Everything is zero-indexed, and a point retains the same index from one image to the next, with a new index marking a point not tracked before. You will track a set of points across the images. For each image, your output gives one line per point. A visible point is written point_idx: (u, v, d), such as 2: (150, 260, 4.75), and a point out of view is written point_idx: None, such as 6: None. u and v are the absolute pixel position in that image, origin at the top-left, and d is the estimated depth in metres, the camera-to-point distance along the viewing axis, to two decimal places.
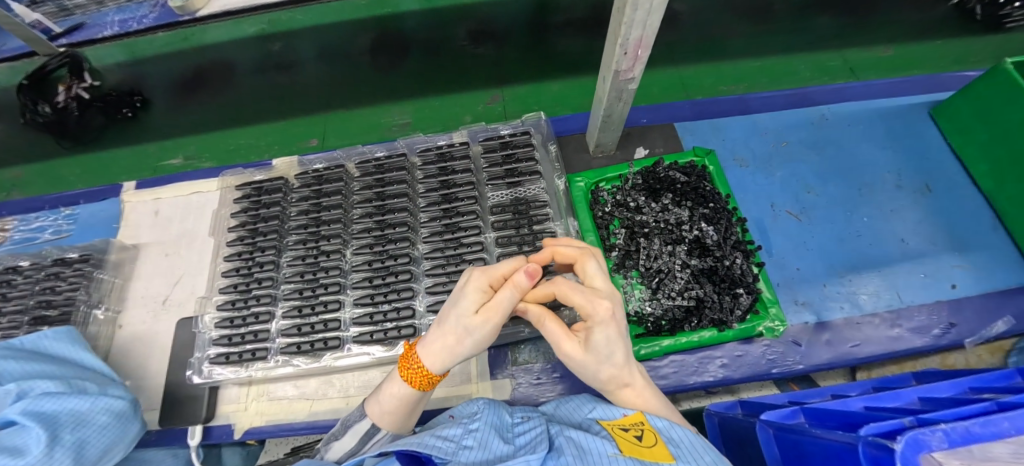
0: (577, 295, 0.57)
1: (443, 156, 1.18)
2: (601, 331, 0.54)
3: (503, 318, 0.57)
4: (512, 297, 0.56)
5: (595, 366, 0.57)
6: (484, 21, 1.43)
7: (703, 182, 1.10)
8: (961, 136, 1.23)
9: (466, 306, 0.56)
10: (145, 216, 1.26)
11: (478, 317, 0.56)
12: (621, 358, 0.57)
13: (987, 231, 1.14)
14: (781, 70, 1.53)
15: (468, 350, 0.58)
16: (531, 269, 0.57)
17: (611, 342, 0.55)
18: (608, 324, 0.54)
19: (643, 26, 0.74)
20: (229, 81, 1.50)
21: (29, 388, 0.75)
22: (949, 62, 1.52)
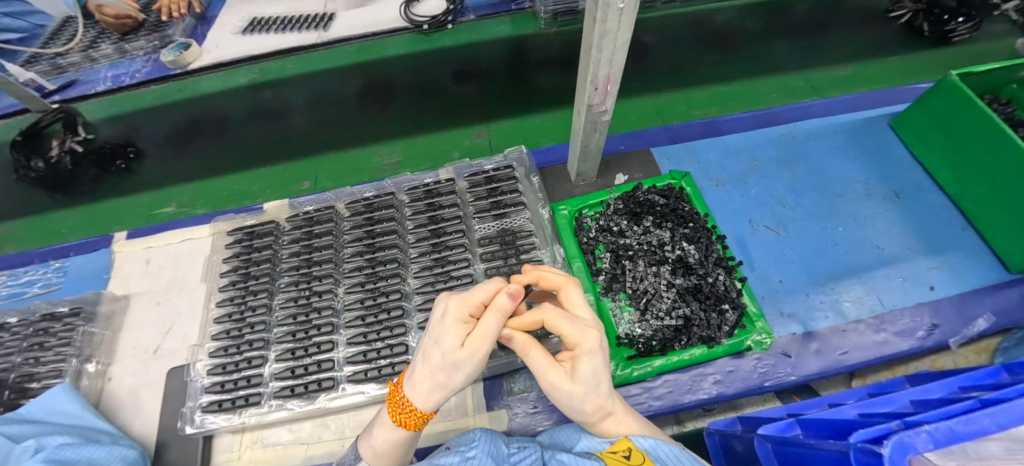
0: (564, 324, 0.60)
1: (430, 193, 1.22)
2: (589, 361, 0.58)
3: (490, 345, 0.59)
4: (496, 322, 0.59)
5: (580, 398, 0.59)
6: (467, 63, 1.47)
7: (682, 204, 1.14)
8: (921, 144, 1.30)
9: (451, 341, 0.57)
10: (136, 266, 1.26)
11: (465, 349, 0.57)
12: (605, 387, 0.60)
13: (957, 233, 1.18)
14: (746, 94, 1.63)
15: (461, 383, 0.59)
16: (512, 289, 0.60)
17: (597, 371, 0.58)
18: (595, 352, 0.58)
19: (609, 64, 0.79)
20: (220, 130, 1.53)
21: (47, 443, 0.82)
22: (904, 78, 1.61)
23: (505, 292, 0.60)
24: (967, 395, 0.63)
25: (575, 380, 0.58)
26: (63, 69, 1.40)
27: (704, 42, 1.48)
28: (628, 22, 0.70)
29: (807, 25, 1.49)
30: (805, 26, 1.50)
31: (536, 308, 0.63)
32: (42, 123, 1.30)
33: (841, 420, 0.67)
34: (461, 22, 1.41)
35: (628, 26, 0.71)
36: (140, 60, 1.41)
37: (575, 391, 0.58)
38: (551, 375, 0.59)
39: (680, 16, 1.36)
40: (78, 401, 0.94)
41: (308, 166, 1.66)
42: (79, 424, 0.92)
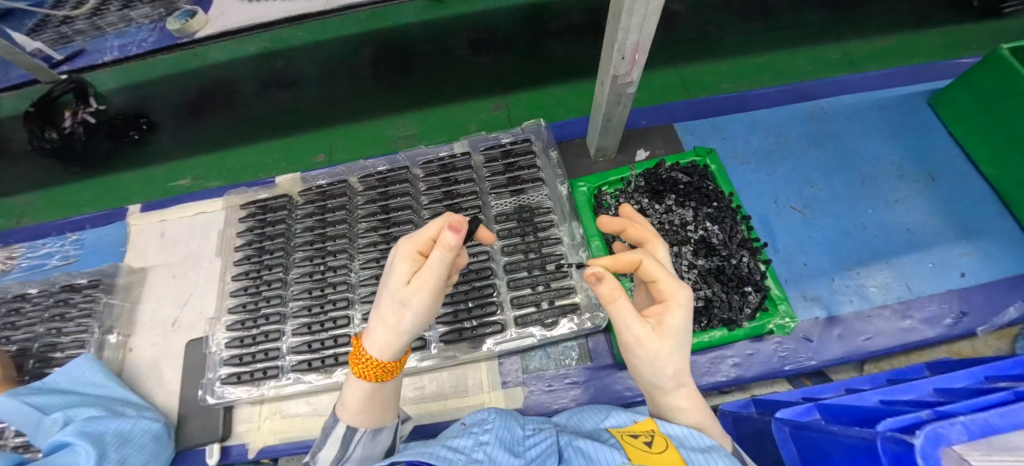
0: (660, 270, 0.55)
1: (445, 167, 1.19)
2: (681, 314, 0.54)
3: (438, 281, 0.54)
4: (440, 258, 0.52)
5: (666, 359, 0.53)
6: (484, 31, 1.41)
7: (706, 182, 1.10)
8: (961, 122, 1.23)
9: (397, 278, 0.55)
10: (151, 238, 1.26)
11: (410, 286, 0.54)
12: (686, 352, 0.55)
13: (992, 217, 1.13)
14: (776, 65, 1.54)
15: (414, 324, 0.55)
16: (455, 221, 0.51)
17: (685, 331, 0.54)
18: (687, 305, 0.54)
19: (640, 31, 0.74)
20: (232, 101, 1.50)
21: (74, 415, 0.83)
22: (946, 50, 1.51)
23: (448, 224, 0.51)
24: (995, 385, 0.62)
25: (665, 334, 0.53)
26: (69, 37, 1.37)
27: (734, 9, 1.39)
28: None
29: None
30: None
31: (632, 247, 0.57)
32: (52, 94, 1.33)
33: (861, 406, 0.66)
34: None
35: None
36: (146, 29, 1.36)
37: (663, 348, 0.52)
38: (637, 328, 0.52)
39: None
40: (102, 371, 0.96)
41: (321, 139, 1.62)
42: (105, 395, 0.94)
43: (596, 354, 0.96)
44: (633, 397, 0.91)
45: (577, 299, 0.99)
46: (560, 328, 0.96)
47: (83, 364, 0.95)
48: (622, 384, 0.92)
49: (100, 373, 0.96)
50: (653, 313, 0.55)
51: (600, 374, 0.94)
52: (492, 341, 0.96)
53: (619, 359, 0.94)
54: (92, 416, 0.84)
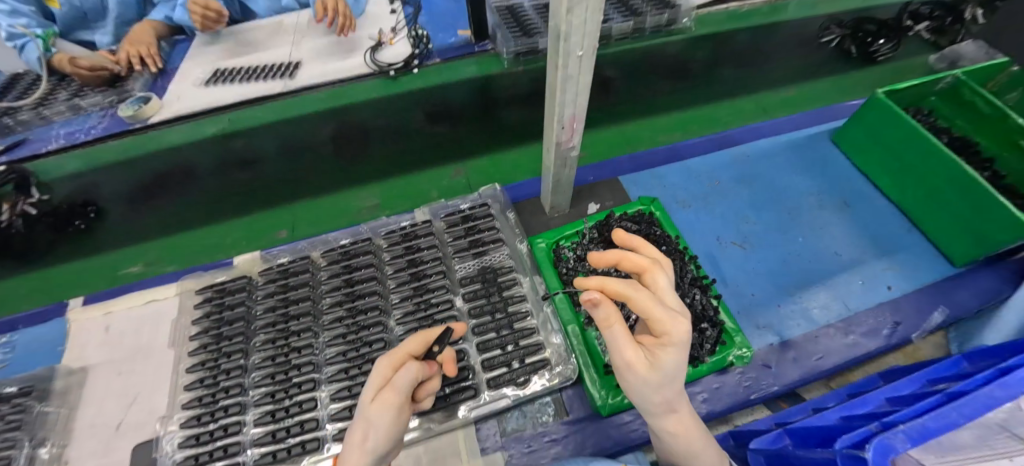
0: (656, 310, 0.61)
1: (407, 236, 1.22)
2: (674, 353, 0.60)
3: (400, 395, 0.65)
4: (405, 375, 0.66)
5: (652, 387, 0.62)
6: (440, 104, 1.51)
7: (653, 228, 1.18)
8: (861, 156, 1.41)
9: (366, 394, 0.66)
10: (95, 334, 1.18)
11: (374, 401, 0.64)
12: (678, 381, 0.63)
13: (904, 236, 1.27)
14: (703, 118, 1.74)
15: (379, 442, 0.63)
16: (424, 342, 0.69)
17: (678, 365, 0.61)
18: (683, 342, 0.60)
19: (574, 105, 0.83)
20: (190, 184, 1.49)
21: None
22: (842, 95, 1.75)
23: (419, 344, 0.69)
24: (934, 387, 0.69)
25: (655, 368, 0.61)
26: (11, 129, 1.35)
27: (661, 72, 1.57)
28: (588, 66, 0.75)
29: (749, 54, 1.62)
30: (748, 54, 1.62)
31: (630, 284, 0.63)
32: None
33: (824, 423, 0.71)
34: (426, 65, 1.45)
35: (589, 71, 0.76)
36: (96, 115, 1.37)
37: (649, 378, 0.62)
38: (629, 356, 0.62)
39: (635, 51, 1.45)
40: None
41: (285, 216, 1.62)
42: None
43: (571, 407, 0.97)
44: (613, 447, 0.92)
45: (547, 354, 1.01)
46: (532, 386, 0.97)
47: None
48: (601, 434, 0.93)
49: None
50: (647, 344, 0.64)
51: (578, 428, 0.95)
52: (466, 407, 0.95)
53: (595, 410, 0.95)
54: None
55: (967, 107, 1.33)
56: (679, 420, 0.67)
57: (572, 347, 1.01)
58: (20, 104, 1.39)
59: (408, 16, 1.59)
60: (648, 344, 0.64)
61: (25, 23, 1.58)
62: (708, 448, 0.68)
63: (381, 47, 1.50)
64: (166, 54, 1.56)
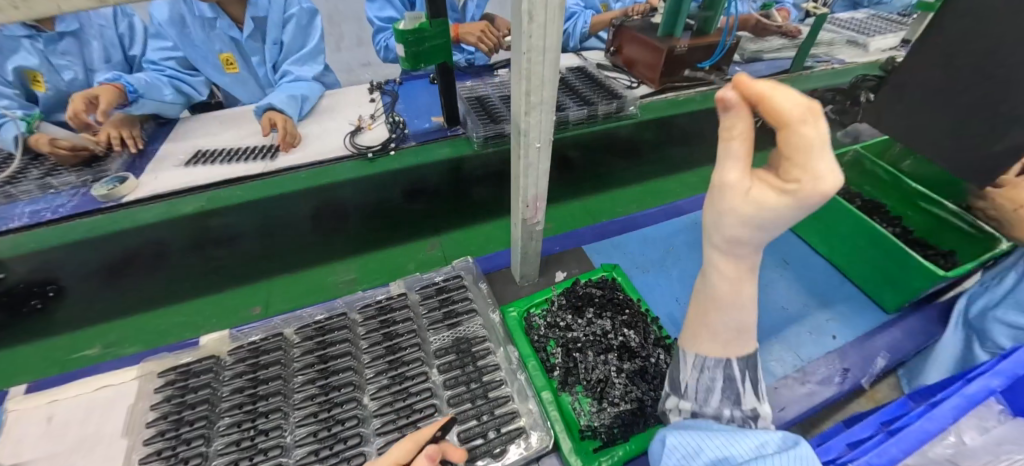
0: (806, 161, 0.54)
1: (383, 309, 1.25)
2: (782, 202, 0.58)
3: None
4: None
5: (731, 219, 0.64)
6: (417, 183, 1.62)
7: (616, 292, 1.26)
8: (793, 221, 1.58)
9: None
10: (35, 425, 1.09)
11: None
12: (762, 229, 0.64)
13: (841, 290, 1.40)
14: (655, 191, 1.93)
15: None
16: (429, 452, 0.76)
17: (777, 214, 0.60)
18: (818, 184, 0.54)
19: (536, 187, 0.94)
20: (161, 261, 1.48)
21: None
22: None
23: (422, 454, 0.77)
24: (879, 428, 0.84)
25: (755, 205, 0.61)
26: None
27: (615, 151, 1.77)
28: (546, 154, 0.87)
29: (689, 136, 1.86)
30: (688, 135, 1.85)
31: (786, 121, 0.55)
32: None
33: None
34: (403, 147, 1.58)
35: (547, 158, 0.88)
36: (67, 195, 1.37)
37: (736, 208, 0.63)
38: (731, 178, 0.62)
39: (591, 135, 1.64)
40: None
41: (262, 290, 1.67)
42: None
43: None
44: None
45: (522, 422, 1.02)
46: (509, 456, 0.96)
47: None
48: None
49: None
50: (763, 183, 0.61)
51: None
52: None
53: None
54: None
55: (871, 175, 1.56)
56: (732, 265, 0.72)
57: (546, 414, 1.02)
58: None
59: (386, 105, 1.76)
60: (761, 179, 0.62)
61: (8, 106, 1.68)
62: (747, 306, 0.78)
63: (360, 132, 1.64)
64: (147, 136, 1.63)
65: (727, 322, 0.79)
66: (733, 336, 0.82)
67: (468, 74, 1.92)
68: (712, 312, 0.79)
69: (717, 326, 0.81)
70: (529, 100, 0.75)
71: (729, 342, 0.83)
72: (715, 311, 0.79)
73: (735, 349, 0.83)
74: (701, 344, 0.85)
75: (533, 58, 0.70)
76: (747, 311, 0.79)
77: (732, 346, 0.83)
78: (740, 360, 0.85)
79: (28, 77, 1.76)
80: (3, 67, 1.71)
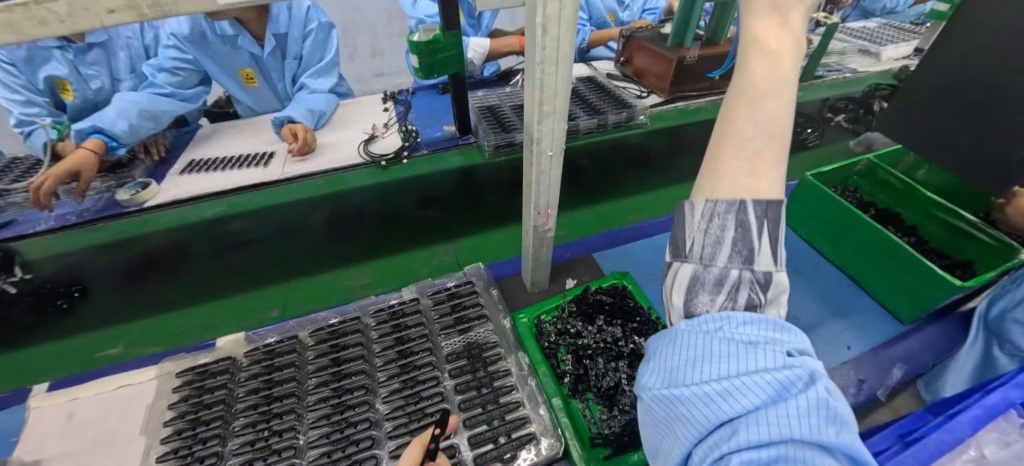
0: None
1: (395, 314, 1.27)
2: None
3: None
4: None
5: None
6: (430, 190, 1.65)
7: (627, 300, 1.27)
8: (805, 230, 1.57)
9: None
10: (55, 422, 1.11)
11: None
12: None
13: (854, 300, 1.39)
14: None
15: None
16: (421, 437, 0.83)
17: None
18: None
19: (548, 194, 0.96)
20: (181, 264, 1.53)
21: None
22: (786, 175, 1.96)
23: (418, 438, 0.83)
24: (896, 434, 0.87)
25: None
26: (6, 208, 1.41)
27: (625, 160, 1.78)
28: (558, 163, 0.89)
29: (700, 145, 1.86)
30: (699, 143, 1.85)
31: None
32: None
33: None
34: (415, 155, 1.61)
35: (558, 166, 0.89)
36: (93, 198, 1.47)
37: None
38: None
39: (601, 143, 1.66)
40: None
41: None
42: None
43: None
44: None
45: (532, 428, 1.02)
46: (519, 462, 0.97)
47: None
48: None
49: None
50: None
51: None
52: None
53: None
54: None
55: (885, 185, 1.55)
56: (771, 34, 0.56)
57: (557, 421, 1.03)
58: (15, 188, 1.44)
59: (399, 114, 1.80)
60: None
61: (37, 113, 1.78)
62: (784, 104, 0.55)
63: (374, 140, 1.68)
64: (169, 142, 1.69)
65: (760, 122, 0.55)
66: (764, 161, 0.55)
67: (479, 85, 1.96)
68: (743, 107, 0.56)
69: (740, 135, 0.55)
70: (542, 109, 0.77)
71: (758, 168, 0.55)
72: (739, 107, 0.56)
73: (762, 180, 0.54)
74: (728, 176, 0.55)
75: (547, 69, 0.71)
76: (785, 107, 0.55)
77: (758, 180, 0.54)
78: (766, 198, 0.53)
79: (58, 85, 1.85)
80: (36, 75, 1.81)
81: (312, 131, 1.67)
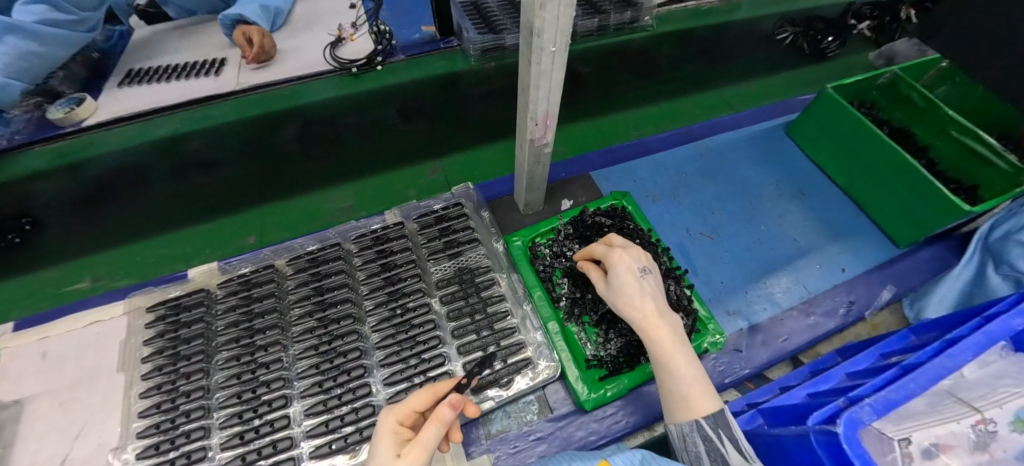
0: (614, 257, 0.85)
1: (379, 239, 1.18)
2: (615, 270, 0.84)
3: (428, 454, 0.61)
4: (437, 433, 0.61)
5: (614, 301, 0.83)
6: (412, 101, 1.47)
7: (626, 222, 1.19)
8: (813, 147, 1.47)
9: (388, 451, 0.62)
10: (29, 362, 1.06)
11: (400, 459, 0.60)
12: (631, 290, 0.81)
13: (853, 219, 1.35)
14: (670, 112, 1.79)
15: None
16: (454, 399, 0.63)
17: (622, 280, 0.82)
18: (618, 265, 0.84)
19: (547, 101, 0.82)
20: (140, 190, 1.38)
21: None
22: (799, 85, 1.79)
23: (448, 401, 0.64)
24: (886, 361, 0.87)
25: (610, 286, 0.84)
26: None
27: (628, 68, 1.60)
28: (560, 64, 0.74)
29: (712, 49, 1.66)
30: (711, 50, 1.67)
31: (603, 250, 0.90)
32: None
33: (807, 408, 0.81)
34: (390, 62, 1.41)
35: (561, 66, 0.75)
36: (19, 118, 1.21)
37: (609, 293, 0.85)
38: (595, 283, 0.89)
39: (604, 47, 1.46)
40: None
41: (251, 220, 1.53)
42: None
43: (555, 404, 0.97)
44: (597, 440, 0.93)
45: (528, 353, 1.01)
46: (515, 385, 0.97)
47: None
48: (584, 426, 0.95)
49: None
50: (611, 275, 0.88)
51: (563, 423, 0.95)
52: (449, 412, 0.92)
53: (579, 404, 0.96)
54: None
55: (903, 99, 1.44)
56: (652, 327, 0.78)
57: (553, 344, 1.01)
58: None
59: (369, 11, 1.54)
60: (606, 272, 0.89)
61: None
62: (682, 358, 0.75)
63: (341, 43, 1.44)
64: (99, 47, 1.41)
65: (676, 380, 0.74)
66: (693, 395, 0.72)
67: None
68: (662, 375, 0.76)
69: (672, 393, 0.75)
70: None
71: (692, 402, 0.71)
72: (657, 374, 0.77)
73: (697, 406, 0.71)
74: (678, 413, 0.73)
75: None
76: (688, 361, 0.75)
77: (696, 409, 0.71)
78: (708, 417, 0.69)
79: None
80: None
81: (270, 36, 1.41)
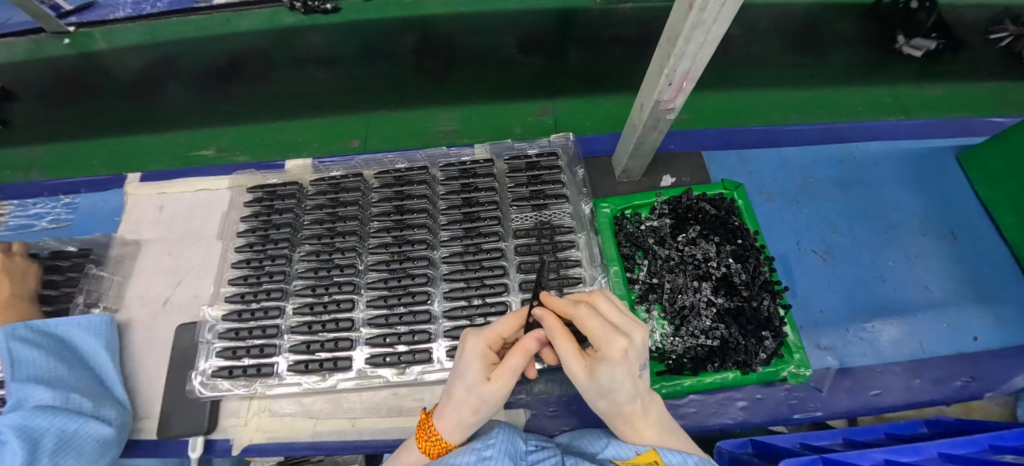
0: (614, 353, 0.54)
1: (466, 173, 1.15)
2: (610, 370, 0.54)
3: (515, 378, 0.59)
4: (522, 362, 0.60)
5: (593, 393, 0.59)
6: (530, 28, 1.41)
7: (732, 217, 1.07)
8: (988, 184, 1.20)
9: (477, 375, 0.58)
10: (149, 211, 1.19)
11: (493, 383, 0.58)
12: (622, 394, 0.57)
13: (1009, 283, 1.11)
14: (829, 100, 1.48)
15: (482, 417, 0.60)
16: (540, 334, 0.62)
17: (620, 381, 0.55)
18: (617, 365, 0.54)
19: (693, 59, 0.70)
20: (264, 74, 1.46)
21: (26, 398, 0.78)
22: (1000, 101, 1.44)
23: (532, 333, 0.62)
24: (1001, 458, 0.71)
25: (593, 381, 0.57)
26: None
27: None
28: (726, 16, 0.60)
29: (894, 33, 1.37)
30: None
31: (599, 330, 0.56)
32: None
33: None
34: None
35: (726, 20, 0.61)
36: None
37: (588, 385, 0.58)
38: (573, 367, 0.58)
39: None
40: (102, 338, 0.93)
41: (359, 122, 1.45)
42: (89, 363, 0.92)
43: None
44: None
45: None
46: None
47: (99, 322, 0.95)
48: None
49: (104, 338, 0.94)
50: (591, 354, 0.59)
51: None
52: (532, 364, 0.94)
53: None
54: (40, 404, 0.78)
55: None
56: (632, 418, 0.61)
57: None
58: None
59: None
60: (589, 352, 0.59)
61: None
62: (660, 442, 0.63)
63: None
64: None
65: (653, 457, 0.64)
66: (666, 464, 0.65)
67: None
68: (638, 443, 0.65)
69: None
70: None
71: None
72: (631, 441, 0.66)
73: None
74: None
75: None
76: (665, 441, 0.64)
77: None
78: None
79: None
80: None
81: None
